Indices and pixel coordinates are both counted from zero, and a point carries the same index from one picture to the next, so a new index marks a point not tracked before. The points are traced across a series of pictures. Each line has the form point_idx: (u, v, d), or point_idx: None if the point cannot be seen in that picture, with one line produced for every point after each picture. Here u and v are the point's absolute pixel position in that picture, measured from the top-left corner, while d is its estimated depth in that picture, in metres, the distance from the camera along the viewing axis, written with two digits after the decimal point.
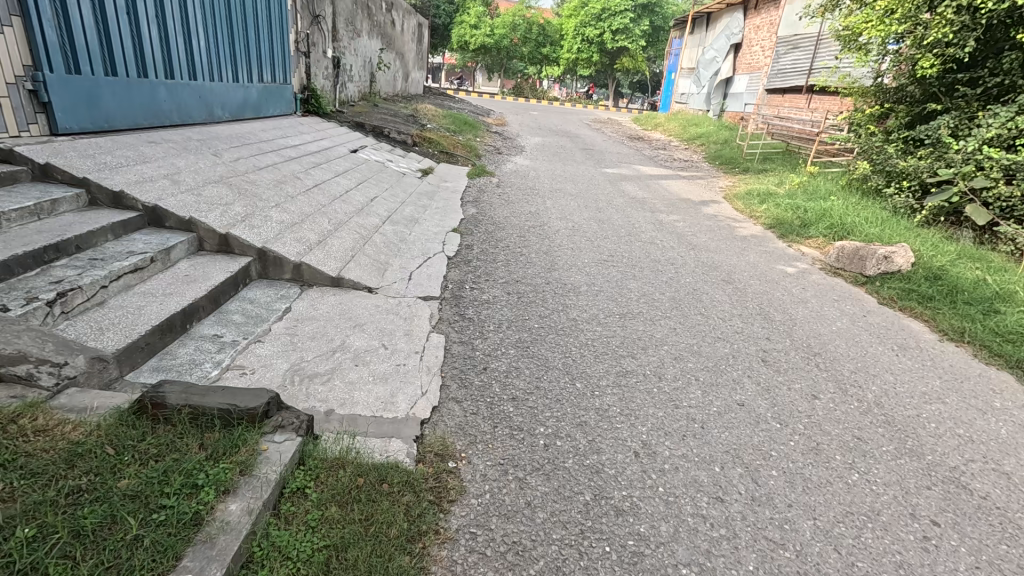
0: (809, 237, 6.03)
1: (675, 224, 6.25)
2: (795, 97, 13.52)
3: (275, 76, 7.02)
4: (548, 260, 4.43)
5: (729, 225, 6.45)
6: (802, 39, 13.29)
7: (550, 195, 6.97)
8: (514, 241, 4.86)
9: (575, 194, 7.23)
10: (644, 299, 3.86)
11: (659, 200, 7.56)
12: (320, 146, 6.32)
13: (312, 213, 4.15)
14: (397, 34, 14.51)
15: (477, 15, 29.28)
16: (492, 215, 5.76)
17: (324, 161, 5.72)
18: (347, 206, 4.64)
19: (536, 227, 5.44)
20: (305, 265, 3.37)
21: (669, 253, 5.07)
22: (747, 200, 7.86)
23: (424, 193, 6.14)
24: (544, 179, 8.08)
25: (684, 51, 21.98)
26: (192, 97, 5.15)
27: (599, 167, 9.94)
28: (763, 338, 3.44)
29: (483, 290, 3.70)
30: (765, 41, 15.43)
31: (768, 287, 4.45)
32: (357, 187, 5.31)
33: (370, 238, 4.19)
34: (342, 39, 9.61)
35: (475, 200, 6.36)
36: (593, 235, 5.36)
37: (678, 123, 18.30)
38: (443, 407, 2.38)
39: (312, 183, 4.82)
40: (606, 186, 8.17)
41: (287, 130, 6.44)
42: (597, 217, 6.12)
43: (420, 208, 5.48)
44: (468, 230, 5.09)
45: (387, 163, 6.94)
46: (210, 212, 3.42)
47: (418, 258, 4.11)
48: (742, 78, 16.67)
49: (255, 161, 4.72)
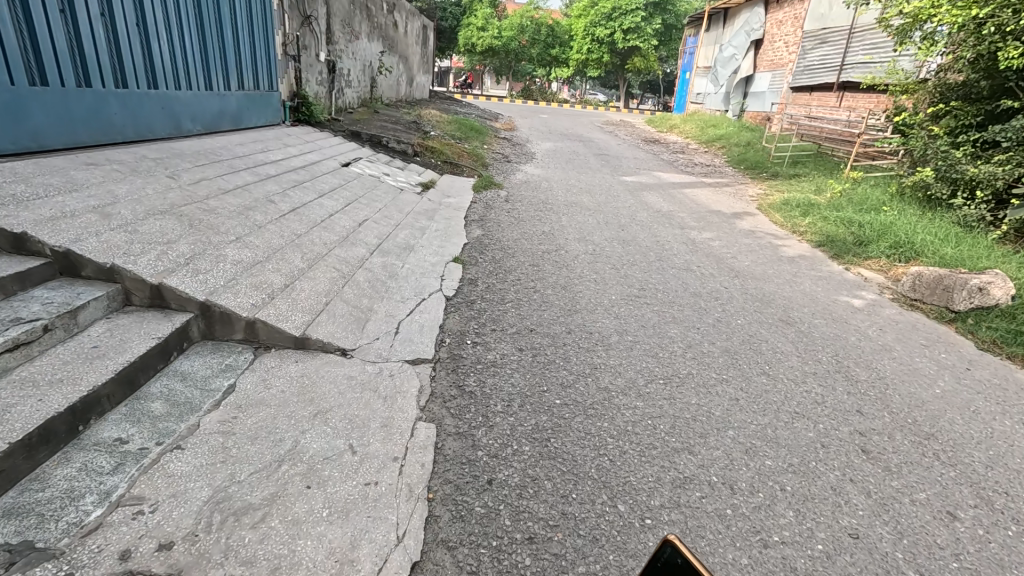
0: (868, 257, 5.21)
1: (711, 243, 5.46)
2: (825, 96, 12.63)
3: (259, 83, 6.32)
4: (568, 298, 3.67)
5: (772, 244, 5.63)
6: (832, 33, 12.43)
7: (566, 211, 6.21)
8: (526, 272, 4.10)
9: (594, 208, 6.47)
10: (690, 352, 3.09)
11: (688, 213, 6.76)
12: (306, 160, 5.61)
13: (282, 248, 3.43)
14: (400, 37, 13.87)
15: (484, 16, 28.61)
16: (500, 237, 5.01)
17: (308, 179, 5.01)
18: (328, 235, 3.91)
19: (551, 252, 4.68)
20: (260, 321, 2.64)
21: (710, 283, 4.28)
22: (787, 211, 7.03)
23: (423, 213, 5.41)
24: (558, 191, 7.31)
25: (699, 49, 21.10)
26: (154, 109, 4.45)
27: (616, 175, 9.15)
28: (853, 409, 2.65)
29: (489, 345, 2.95)
30: (789, 36, 14.55)
31: (838, 327, 3.65)
32: (344, 209, 4.60)
33: (353, 276, 3.46)
34: (337, 41, 8.93)
35: (481, 218, 5.62)
36: (618, 261, 4.59)
37: (695, 125, 17.44)
38: (428, 563, 1.62)
39: (288, 207, 4.11)
40: (626, 197, 7.40)
41: (270, 142, 5.74)
42: (620, 237, 5.35)
43: (418, 232, 4.75)
44: (472, 258, 4.34)
45: (383, 177, 6.22)
46: (142, 256, 2.70)
47: (411, 300, 3.38)
48: (765, 76, 15.77)
49: (221, 182, 4.02)
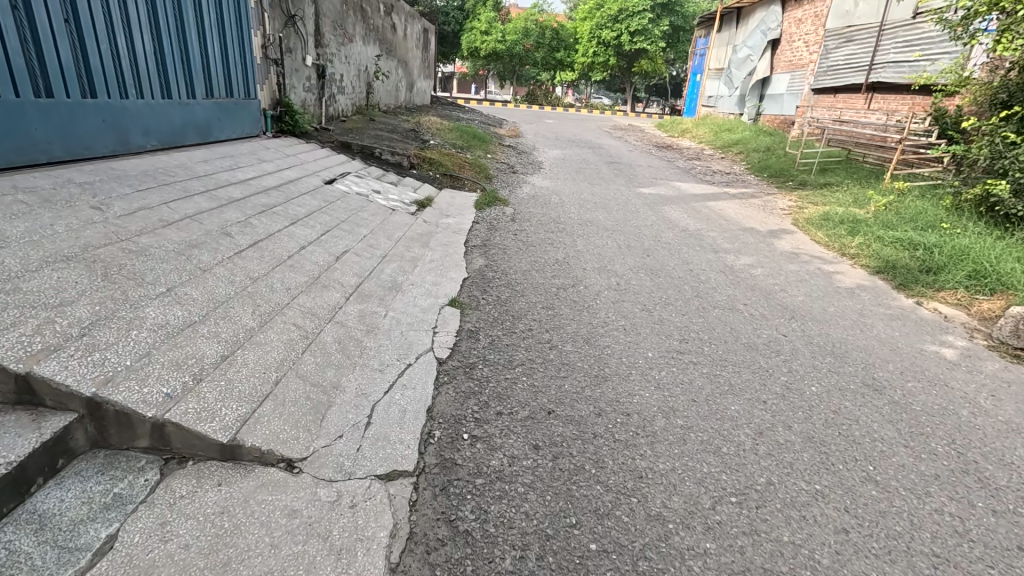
0: (942, 288, 4.40)
1: (752, 271, 4.67)
2: (853, 97, 11.81)
3: (233, 90, 5.59)
4: (593, 359, 2.90)
5: (822, 271, 4.85)
6: (859, 31, 11.65)
7: (581, 231, 5.45)
8: (538, 319, 3.34)
9: (612, 228, 5.70)
10: (763, 443, 2.31)
11: (718, 232, 5.97)
12: (283, 178, 4.88)
13: (229, 300, 2.69)
14: (400, 40, 13.21)
15: (488, 20, 28.02)
16: (507, 268, 4.25)
17: (281, 202, 4.28)
18: (293, 278, 3.17)
19: (568, 288, 3.91)
20: (172, 423, 1.87)
21: (763, 328, 3.51)
22: (830, 228, 6.24)
23: (416, 238, 4.66)
24: (569, 207, 6.55)
25: (710, 51, 20.36)
26: (91, 122, 3.72)
27: (632, 186, 8.40)
28: (1013, 546, 1.85)
29: (492, 442, 2.18)
30: (809, 35, 13.78)
31: (938, 393, 2.85)
32: (321, 239, 3.86)
33: (319, 335, 2.71)
34: (328, 44, 8.23)
35: (483, 244, 4.86)
36: (649, 299, 3.81)
37: (709, 129, 16.65)
38: None
39: (248, 241, 3.37)
40: (647, 213, 6.61)
41: (242, 157, 5.01)
42: (647, 265, 4.57)
43: (408, 264, 4.00)
44: (474, 299, 3.58)
45: (373, 195, 5.48)
46: (14, 327, 1.95)
47: (392, 367, 2.62)
48: (784, 77, 14.99)
49: (164, 213, 3.29)
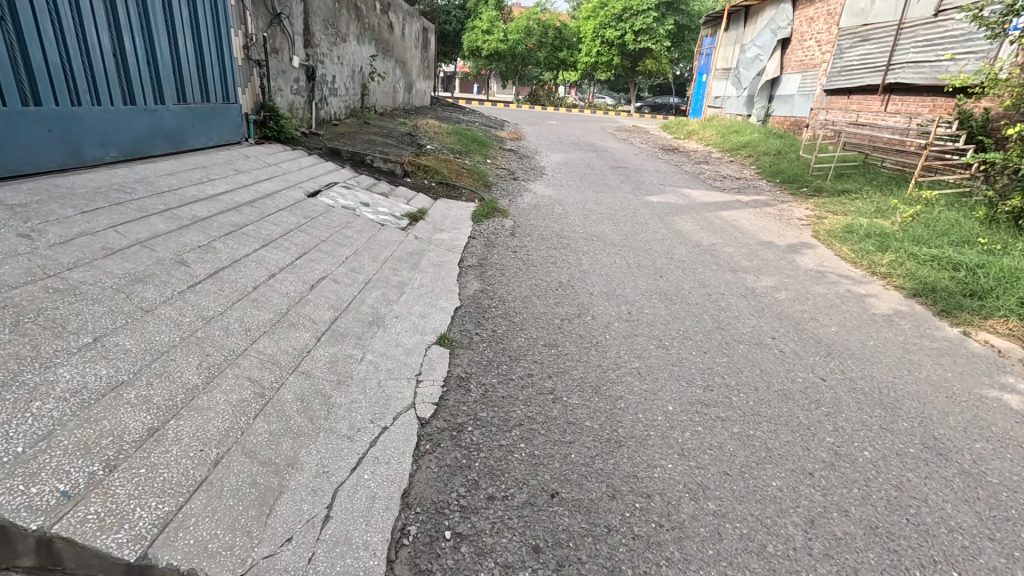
0: (991, 316, 3.95)
1: (776, 295, 4.23)
2: (869, 99, 11.34)
3: (209, 94, 5.16)
4: (603, 417, 2.46)
5: (852, 294, 4.40)
6: (876, 30, 11.19)
7: (587, 248, 5.01)
8: (539, 361, 2.90)
9: (620, 243, 5.26)
10: (817, 539, 1.87)
11: (735, 247, 5.51)
12: (260, 191, 4.45)
13: (170, 349, 2.26)
14: (398, 40, 12.81)
15: (490, 19, 27.61)
16: (505, 294, 3.81)
17: (254, 220, 3.84)
18: (255, 316, 2.74)
19: (573, 319, 3.47)
20: (63, 539, 1.43)
21: (796, 369, 3.06)
22: (855, 242, 5.78)
23: (405, 258, 4.23)
24: (573, 219, 6.10)
25: (717, 50, 19.88)
26: (33, 133, 3.30)
27: (639, 193, 7.96)
28: None
29: (481, 544, 1.75)
30: (822, 34, 13.31)
31: (1015, 458, 2.39)
32: (294, 265, 3.44)
33: (276, 391, 2.28)
34: (318, 44, 7.82)
35: (479, 264, 4.41)
36: (665, 333, 3.37)
37: (716, 131, 16.16)
38: None
39: (206, 271, 2.95)
40: (657, 225, 6.16)
41: (216, 168, 4.58)
42: (661, 289, 4.12)
43: (394, 292, 3.56)
44: (466, 335, 3.15)
45: (361, 209, 5.04)
46: None
47: (364, 433, 2.19)
48: (794, 78, 14.51)
49: (108, 239, 2.87)
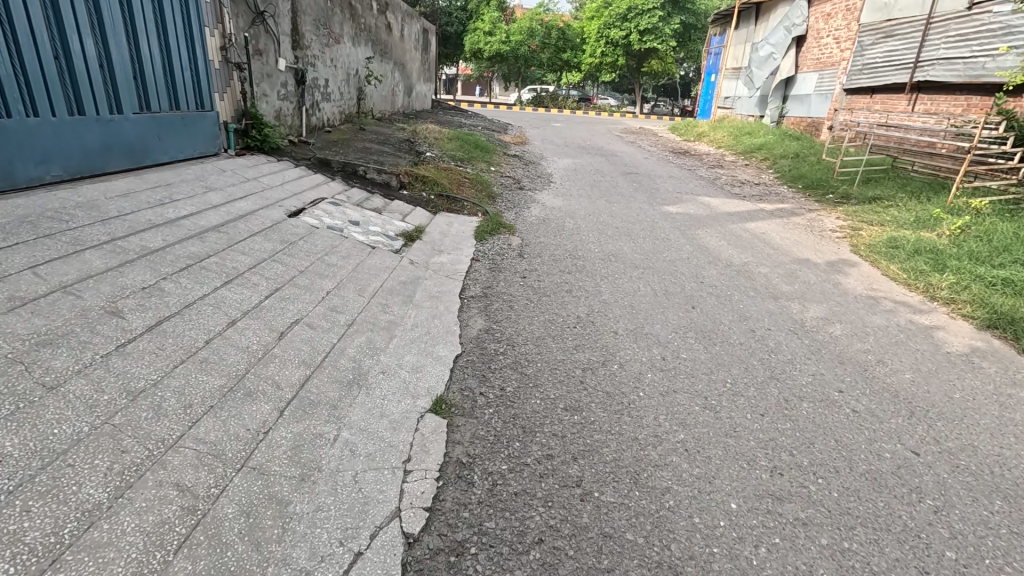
0: None
1: (828, 329, 3.64)
2: (894, 98, 10.76)
3: (179, 101, 4.60)
4: (647, 525, 1.88)
5: (916, 327, 3.80)
6: (901, 26, 10.58)
7: (606, 272, 4.43)
8: (559, 434, 2.31)
9: (642, 265, 4.68)
10: None
11: (769, 267, 4.92)
12: (232, 212, 3.88)
13: (69, 448, 1.68)
14: (397, 42, 12.29)
15: (492, 20, 27.10)
16: (514, 335, 3.24)
17: (219, 250, 3.28)
18: (201, 383, 2.16)
19: (598, 370, 2.90)
20: None
21: (879, 437, 2.47)
22: (904, 259, 5.18)
23: (397, 289, 3.65)
24: (587, 235, 5.52)
25: (726, 49, 19.28)
26: None
27: (656, 203, 7.38)
28: None
29: None
30: (841, 30, 12.70)
31: None
32: (262, 306, 2.87)
33: (212, 502, 1.69)
34: (308, 45, 7.27)
35: (484, 294, 3.84)
36: (710, 388, 2.79)
37: (728, 132, 15.54)
38: None
39: (145, 323, 2.38)
40: (680, 240, 5.57)
41: (183, 185, 4.02)
42: (695, 325, 3.54)
43: (381, 336, 2.99)
44: (468, 395, 2.57)
45: (349, 229, 4.47)
46: None
47: (330, 565, 1.60)
48: (811, 77, 13.89)
49: (22, 284, 2.30)
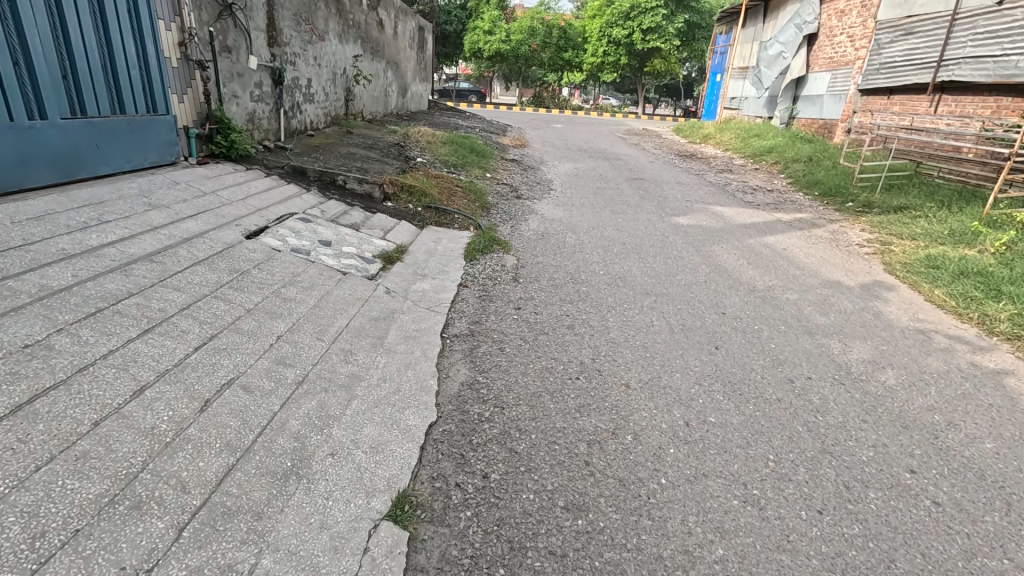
0: None
1: (878, 376, 3.06)
2: (914, 99, 10.18)
3: (123, 105, 4.02)
4: None
5: (982, 372, 3.21)
6: (922, 23, 10.01)
7: (613, 301, 3.85)
8: (557, 554, 1.74)
9: (653, 291, 4.11)
10: None
11: (798, 292, 4.34)
12: (175, 235, 3.31)
13: None
14: (390, 40, 11.72)
15: (492, 19, 26.51)
16: (503, 390, 2.66)
17: (147, 286, 2.70)
18: (67, 494, 1.58)
19: (607, 443, 2.32)
20: None
21: (977, 549, 1.89)
22: (948, 282, 4.59)
23: (366, 329, 3.08)
24: (590, 253, 4.94)
25: (733, 48, 18.69)
26: None
27: (665, 214, 6.80)
28: None
29: None
30: (856, 28, 12.12)
31: None
32: (186, 363, 2.29)
33: None
34: (286, 42, 6.69)
35: (470, 332, 3.26)
36: (749, 470, 2.21)
37: (735, 134, 14.95)
38: None
39: (11, 401, 1.81)
40: (695, 259, 5.00)
41: (121, 203, 3.44)
42: (722, 372, 2.97)
43: (337, 398, 2.41)
44: (442, 487, 2.00)
45: (318, 251, 3.89)
46: None
47: None
48: (823, 76, 13.30)
49: None
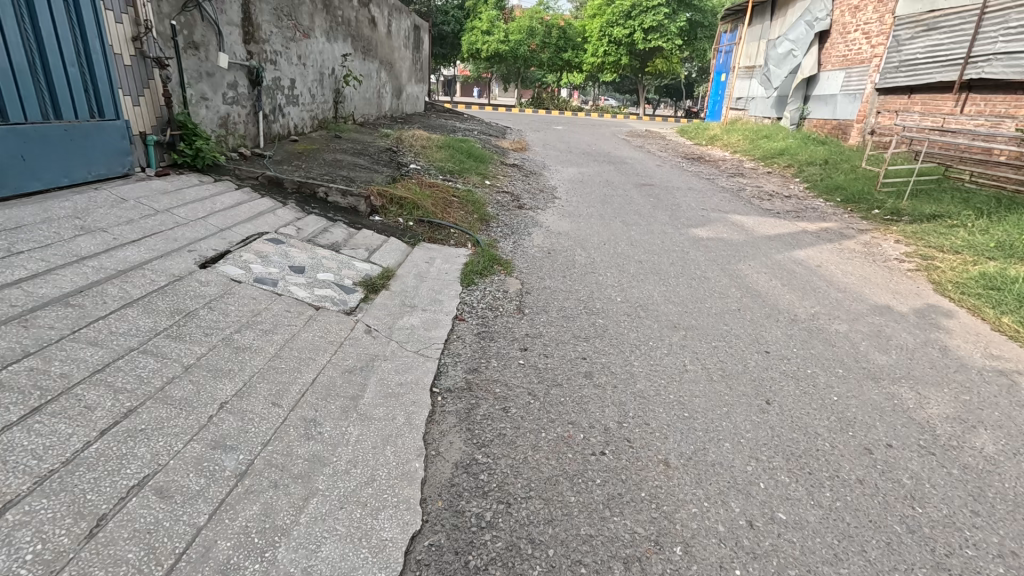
0: None
1: (972, 441, 2.48)
2: (938, 98, 9.63)
3: (57, 108, 3.42)
4: None
5: None
6: (946, 19, 9.49)
7: (635, 339, 3.26)
8: None
9: (681, 322, 3.53)
10: None
11: (846, 321, 3.76)
12: (106, 267, 2.71)
13: None
14: (383, 38, 11.13)
15: (490, 19, 25.60)
16: (508, 476, 2.06)
17: (50, 342, 2.10)
18: None
19: (653, 563, 1.72)
20: None
21: None
22: (1015, 307, 4.00)
23: (338, 385, 2.49)
24: (604, 275, 4.35)
25: (738, 46, 18.13)
26: None
27: (681, 225, 6.21)
28: None
29: None
30: (873, 24, 11.57)
31: None
32: (80, 460, 1.69)
33: None
34: (265, 38, 6.10)
35: (467, 386, 2.67)
36: None
37: (743, 135, 14.39)
38: None
39: None
40: (722, 280, 4.41)
41: (42, 227, 2.84)
42: (782, 440, 2.37)
43: (289, 498, 1.82)
44: None
45: (287, 281, 3.29)
46: None
47: None
48: (837, 75, 12.73)
49: None
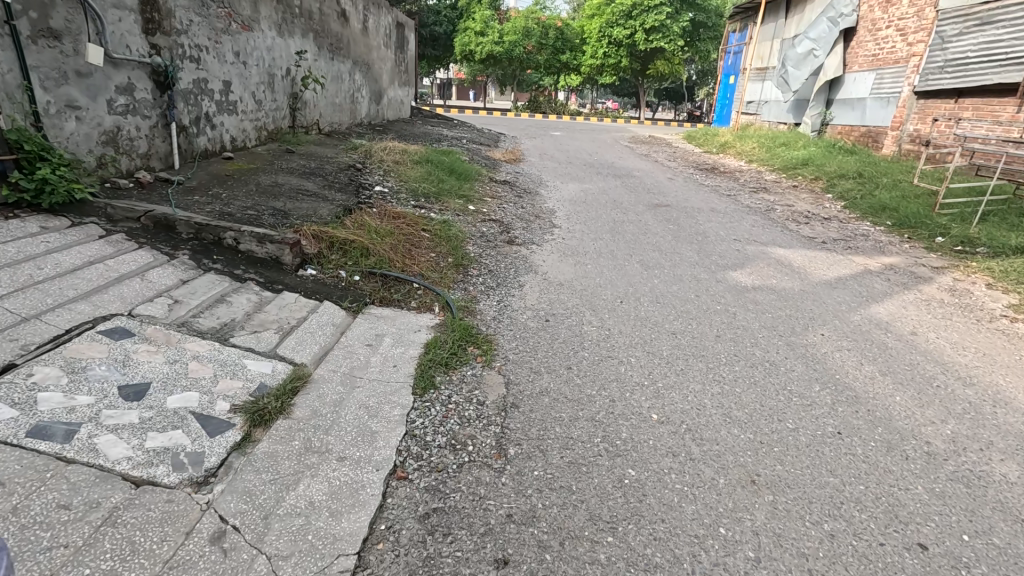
0: None
1: None
2: (995, 103, 8.38)
3: None
4: None
5: None
6: (1005, 13, 8.23)
7: (693, 526, 1.90)
8: None
9: (761, 474, 2.18)
10: None
11: (1009, 456, 2.42)
12: None
13: None
14: (358, 36, 9.82)
15: (484, 19, 24.31)
16: None
17: None
18: None
19: None
20: None
21: None
22: None
23: None
24: (627, 363, 3.00)
25: (750, 47, 16.88)
26: None
27: (714, 266, 4.88)
28: None
29: None
30: (909, 19, 10.27)
31: None
32: None
33: None
34: (180, 28, 4.74)
35: None
36: None
37: (759, 142, 13.07)
38: None
39: None
40: (795, 369, 3.07)
41: None
42: None
43: None
44: None
45: (96, 422, 1.93)
46: None
47: None
48: (867, 77, 11.43)
49: None
